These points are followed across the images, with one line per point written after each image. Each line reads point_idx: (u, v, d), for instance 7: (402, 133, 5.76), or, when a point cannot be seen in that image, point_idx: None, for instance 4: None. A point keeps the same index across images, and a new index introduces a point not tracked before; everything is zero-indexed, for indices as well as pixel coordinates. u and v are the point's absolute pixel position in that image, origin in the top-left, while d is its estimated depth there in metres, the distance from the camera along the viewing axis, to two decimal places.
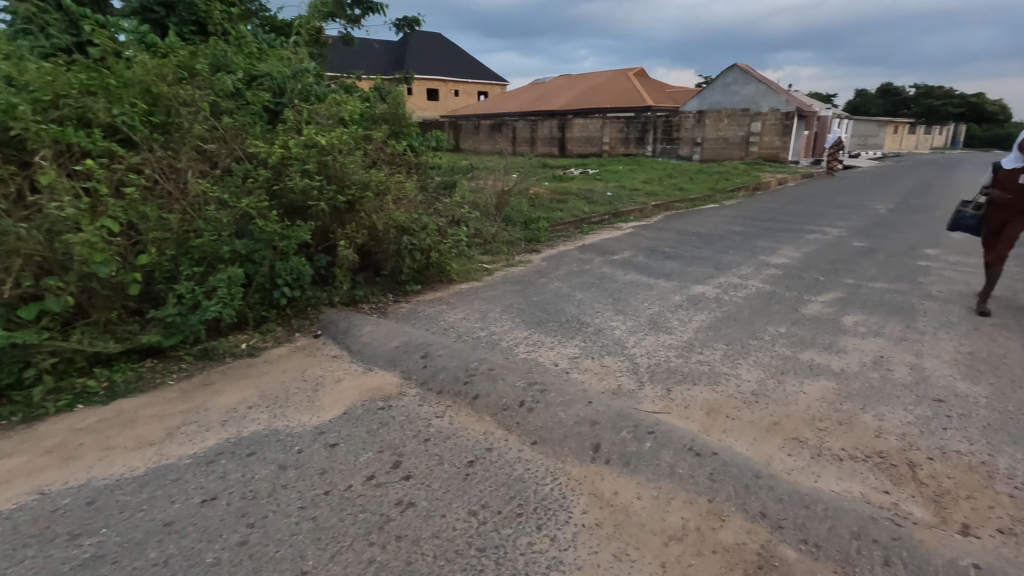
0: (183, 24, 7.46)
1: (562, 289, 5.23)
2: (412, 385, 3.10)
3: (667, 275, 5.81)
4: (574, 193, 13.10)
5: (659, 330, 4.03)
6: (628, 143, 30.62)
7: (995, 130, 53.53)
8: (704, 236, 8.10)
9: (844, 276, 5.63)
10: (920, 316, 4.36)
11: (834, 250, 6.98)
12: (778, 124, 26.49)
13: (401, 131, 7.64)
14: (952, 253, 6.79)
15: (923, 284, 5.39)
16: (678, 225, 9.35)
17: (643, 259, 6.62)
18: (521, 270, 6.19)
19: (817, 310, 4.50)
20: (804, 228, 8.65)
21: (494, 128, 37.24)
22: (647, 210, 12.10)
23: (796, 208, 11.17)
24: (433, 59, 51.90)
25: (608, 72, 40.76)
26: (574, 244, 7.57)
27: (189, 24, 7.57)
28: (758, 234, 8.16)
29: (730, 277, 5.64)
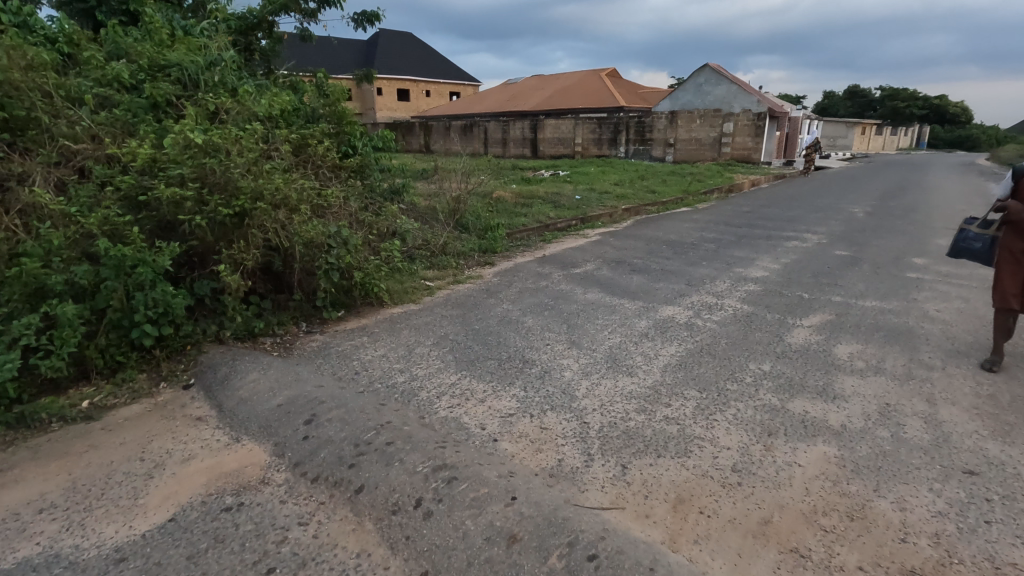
0: (111, 14, 6.73)
1: (511, 314, 4.48)
2: (282, 467, 2.30)
3: (633, 292, 5.12)
4: (541, 196, 12.40)
5: (618, 369, 3.31)
6: (601, 144, 30.17)
7: (958, 131, 54.74)
8: (675, 245, 7.45)
9: (830, 292, 5.00)
10: (922, 344, 3.74)
11: (815, 260, 6.39)
12: (750, 125, 26.28)
13: (344, 131, 7.11)
14: (942, 262, 6.25)
15: (918, 301, 4.79)
16: (648, 231, 8.70)
17: (607, 273, 5.93)
18: (468, 288, 5.42)
19: (804, 338, 3.84)
20: (782, 234, 8.07)
21: (466, 129, 36.51)
22: (618, 213, 11.51)
23: (771, 212, 10.65)
24: (404, 59, 50.85)
25: (581, 72, 40.33)
26: (533, 256, 6.83)
27: (119, 14, 6.85)
28: (733, 242, 7.54)
29: (703, 295, 4.97)
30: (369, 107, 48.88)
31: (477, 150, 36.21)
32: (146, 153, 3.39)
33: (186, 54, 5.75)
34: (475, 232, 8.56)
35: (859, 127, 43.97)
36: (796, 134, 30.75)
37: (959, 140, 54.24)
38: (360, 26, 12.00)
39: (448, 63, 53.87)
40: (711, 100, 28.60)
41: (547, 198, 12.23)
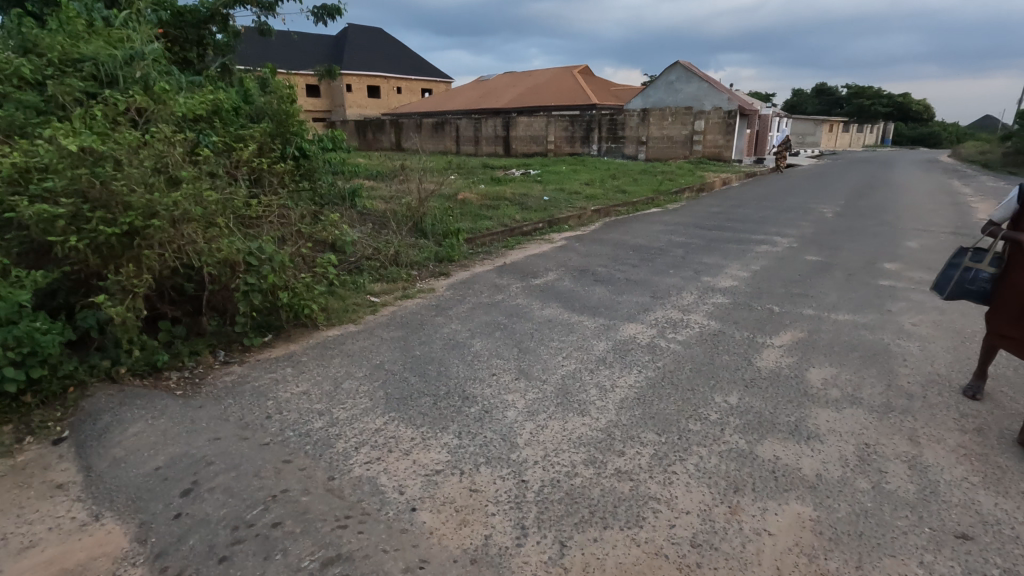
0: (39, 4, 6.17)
1: (459, 336, 4.07)
2: (140, 559, 1.86)
3: (595, 307, 4.76)
4: (508, 198, 12.01)
5: (569, 406, 2.93)
6: (573, 142, 29.95)
7: (921, 129, 56.08)
8: (642, 250, 7.14)
9: (802, 305, 4.72)
10: (900, 367, 3.45)
11: (786, 267, 6.14)
12: (720, 123, 26.31)
13: (289, 134, 6.60)
14: (914, 268, 6.04)
15: (892, 314, 4.53)
16: (616, 235, 8.38)
17: (569, 285, 5.56)
18: (417, 304, 5.00)
19: (774, 361, 3.52)
20: (751, 238, 7.84)
21: (438, 126, 35.95)
22: (587, 214, 11.21)
23: (740, 214, 10.45)
24: (374, 54, 49.89)
25: (554, 70, 40.10)
26: (492, 265, 6.43)
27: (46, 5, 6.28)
28: (702, 248, 7.26)
29: (668, 309, 4.63)
30: (339, 104, 47.86)
31: (449, 148, 35.72)
32: (15, 161, 2.90)
33: (104, 48, 5.17)
34: (434, 238, 8.13)
35: (826, 125, 44.70)
36: (766, 131, 30.98)
37: (922, 137, 55.61)
38: (318, 20, 11.42)
39: (419, 59, 53.06)
40: (682, 98, 28.57)
41: (515, 200, 11.84)
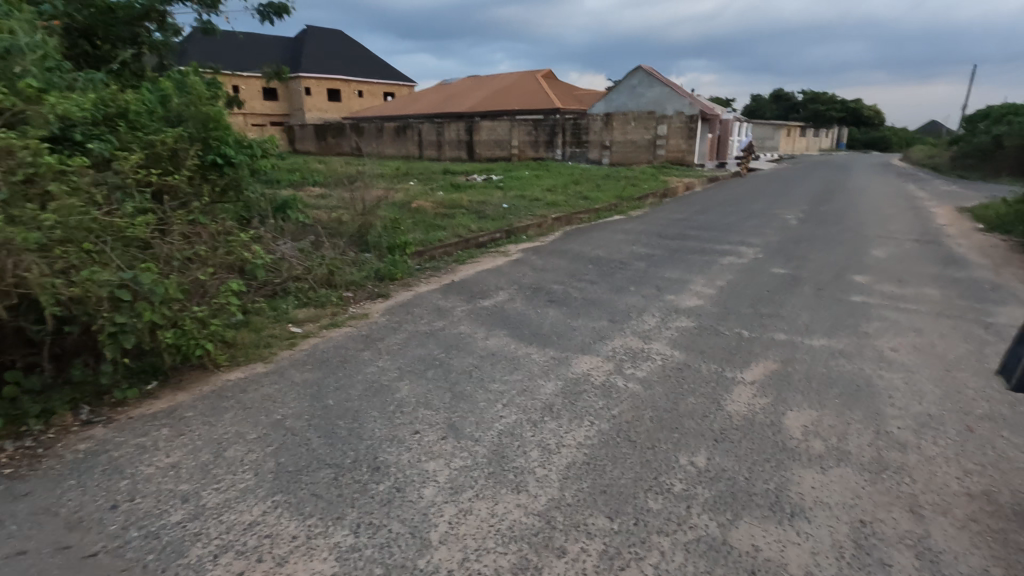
0: None
1: (385, 377, 3.48)
2: None
3: (546, 334, 4.24)
4: (465, 205, 11.45)
5: (503, 478, 2.38)
6: (537, 146, 29.64)
7: (873, 133, 57.99)
8: (602, 264, 6.67)
9: (772, 328, 4.30)
10: (885, 407, 3.03)
11: (754, 281, 5.75)
12: (683, 128, 26.33)
13: (210, 141, 5.76)
14: (884, 281, 5.74)
15: (869, 336, 4.15)
16: (575, 246, 7.91)
17: (520, 306, 5.04)
18: (345, 333, 4.38)
19: (746, 403, 3.06)
20: (715, 249, 7.47)
21: (400, 130, 35.16)
22: (548, 223, 10.75)
23: (704, 221, 10.13)
24: (334, 57, 48.65)
25: (517, 74, 39.79)
26: (438, 284, 5.85)
27: None
28: (665, 260, 6.84)
29: (627, 336, 4.15)
30: (297, 107, 46.50)
31: (411, 153, 34.97)
32: None
33: None
34: (380, 252, 7.51)
35: (784, 129, 45.68)
36: (727, 136, 31.22)
37: (874, 141, 57.49)
38: (261, 18, 10.59)
39: (381, 62, 52.10)
40: (645, 102, 28.53)
41: (472, 207, 11.28)
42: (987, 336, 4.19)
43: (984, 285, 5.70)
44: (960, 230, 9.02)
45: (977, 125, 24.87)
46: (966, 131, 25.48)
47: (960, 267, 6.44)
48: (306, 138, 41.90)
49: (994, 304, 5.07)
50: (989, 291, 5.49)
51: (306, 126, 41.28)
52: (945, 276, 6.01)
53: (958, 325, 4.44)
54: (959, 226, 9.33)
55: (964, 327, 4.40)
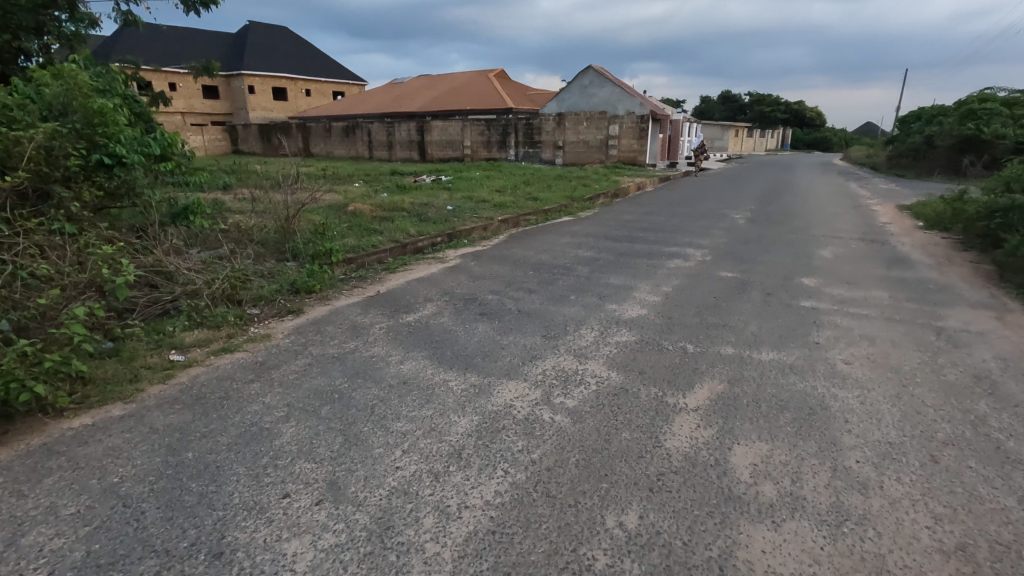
0: None
1: (269, 417, 2.90)
2: None
3: (471, 355, 3.74)
4: (407, 208, 10.84)
5: (382, 561, 1.86)
6: (489, 147, 29.24)
7: (816, 134, 60.21)
8: (544, 270, 6.25)
9: (719, 341, 3.93)
10: (840, 436, 2.67)
11: (701, 287, 5.42)
12: (634, 128, 26.38)
13: (97, 139, 4.98)
14: (833, 284, 5.51)
15: (820, 347, 3.84)
16: (518, 251, 7.46)
17: (448, 321, 4.53)
18: (237, 360, 3.76)
19: (687, 437, 2.64)
20: (662, 252, 7.16)
21: (348, 130, 34.06)
22: (494, 226, 10.29)
23: (653, 222, 9.87)
24: (279, 54, 46.81)
25: (470, 73, 39.24)
26: (361, 296, 5.27)
27: None
28: (609, 265, 6.47)
29: (561, 355, 3.69)
30: (240, 106, 44.53)
31: (361, 153, 33.97)
32: None
33: None
34: (303, 261, 6.85)
35: (732, 129, 46.73)
36: (678, 136, 31.54)
37: (817, 141, 59.72)
38: (182, 5, 9.58)
39: (330, 60, 50.54)
40: (597, 102, 28.45)
41: (414, 210, 10.69)
42: (941, 344, 3.94)
43: (930, 286, 5.54)
44: (903, 228, 9.04)
45: (910, 126, 25.91)
46: (902, 132, 26.49)
47: (906, 267, 6.31)
48: (250, 138, 40.16)
49: (942, 307, 4.89)
50: (935, 292, 5.33)
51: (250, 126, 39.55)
52: (891, 277, 5.85)
53: (909, 332, 4.19)
54: (901, 224, 9.36)
55: (916, 333, 4.16)
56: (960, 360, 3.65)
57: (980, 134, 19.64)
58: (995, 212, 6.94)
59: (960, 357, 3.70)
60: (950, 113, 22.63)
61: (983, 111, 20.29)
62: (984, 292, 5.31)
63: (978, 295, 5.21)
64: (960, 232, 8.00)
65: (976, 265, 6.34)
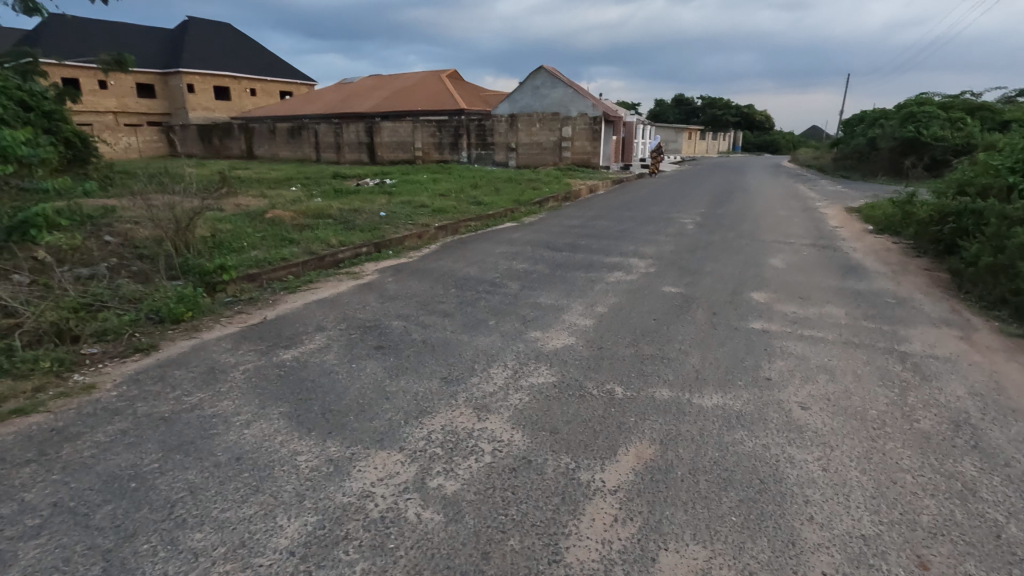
0: None
1: (12, 530, 2.03)
2: None
3: (342, 411, 2.92)
4: (334, 214, 9.88)
5: None
6: (441, 149, 28.41)
7: (765, 137, 61.80)
8: (468, 287, 5.51)
9: (654, 381, 3.24)
10: (798, 530, 2.01)
11: (642, 306, 4.75)
12: (587, 129, 26.00)
13: None
14: (784, 299, 4.96)
15: (772, 385, 3.21)
16: (445, 265, 6.67)
17: (333, 359, 3.69)
18: (31, 425, 2.84)
19: (597, 544, 1.92)
20: (603, 263, 6.52)
21: (294, 131, 32.56)
22: (430, 233, 9.57)
23: (598, 228, 9.26)
24: (220, 51, 44.58)
25: (422, 73, 38.28)
26: (240, 326, 4.40)
27: None
28: (543, 280, 5.78)
29: (457, 407, 2.92)
30: (178, 106, 42.14)
31: (308, 155, 32.54)
32: None
33: None
34: (189, 279, 5.86)
35: (686, 132, 47.23)
36: (631, 138, 31.39)
37: (766, 144, 61.24)
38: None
39: (276, 59, 48.56)
40: (550, 103, 27.70)
41: (341, 216, 9.75)
42: (909, 376, 3.37)
43: (887, 299, 5.06)
44: (853, 232, 8.72)
45: (854, 129, 26.46)
46: (847, 134, 27.06)
47: (860, 277, 5.84)
48: (188, 139, 38.02)
49: (903, 325, 4.37)
50: (894, 307, 4.83)
51: (188, 126, 37.38)
52: (845, 289, 5.36)
53: (871, 360, 3.62)
54: (851, 228, 9.07)
55: (878, 362, 3.58)
56: (931, 398, 3.08)
57: (920, 137, 20.07)
58: (947, 217, 6.60)
59: (931, 394, 3.13)
60: (891, 117, 23.12)
61: (923, 114, 20.76)
62: (943, 306, 4.84)
63: (939, 311, 4.73)
64: (911, 236, 7.67)
65: (932, 274, 5.93)
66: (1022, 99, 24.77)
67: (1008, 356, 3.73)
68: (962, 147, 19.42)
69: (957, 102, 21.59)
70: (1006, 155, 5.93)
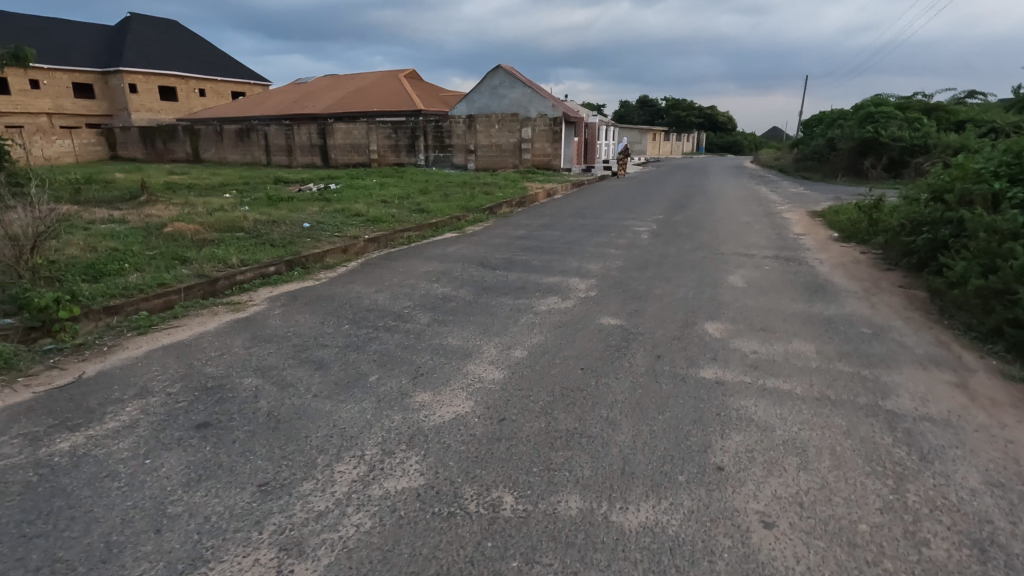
0: None
1: None
2: None
3: (72, 562, 1.89)
4: (247, 226, 8.71)
5: None
6: (397, 151, 27.22)
7: (728, 138, 62.29)
8: (367, 323, 4.50)
9: (561, 481, 2.30)
10: None
11: (571, 347, 3.82)
12: (546, 130, 25.19)
13: None
14: (743, 333, 4.10)
15: (725, 483, 2.30)
16: (354, 290, 5.65)
17: (125, 448, 2.63)
18: None
19: None
20: (538, 285, 5.58)
21: (242, 134, 30.92)
22: (356, 246, 8.50)
23: (543, 240, 8.34)
24: (165, 50, 42.29)
25: (379, 74, 37.02)
26: (35, 393, 3.28)
27: None
28: (461, 310, 4.80)
29: (253, 550, 1.92)
30: (119, 108, 39.79)
31: (257, 159, 30.90)
32: None
33: None
34: (20, 317, 4.69)
35: (650, 133, 47.09)
36: (594, 139, 30.75)
37: (729, 144, 61.84)
38: None
39: (227, 58, 46.48)
40: (508, 103, 26.62)
41: (255, 229, 8.59)
42: (902, 456, 2.52)
43: (863, 329, 4.25)
44: (817, 240, 8.01)
45: (814, 130, 26.31)
46: (807, 135, 26.93)
47: (829, 298, 5.05)
48: (130, 142, 35.84)
49: (887, 365, 3.56)
50: (872, 339, 4.03)
51: (129, 128, 35.23)
52: (814, 316, 4.54)
53: (852, 428, 2.77)
54: (815, 236, 8.36)
55: (862, 432, 2.73)
56: (938, 497, 2.23)
57: (878, 137, 19.86)
58: (921, 226, 5.89)
59: (936, 489, 2.28)
60: (849, 117, 23.08)
61: (880, 115, 20.60)
62: (928, 336, 4.07)
63: (924, 344, 3.95)
64: (880, 246, 7.00)
65: (908, 294, 5.20)
66: (973, 99, 24.99)
67: (1020, 414, 2.93)
68: (919, 146, 19.36)
69: (913, 101, 21.64)
70: (988, 158, 5.25)
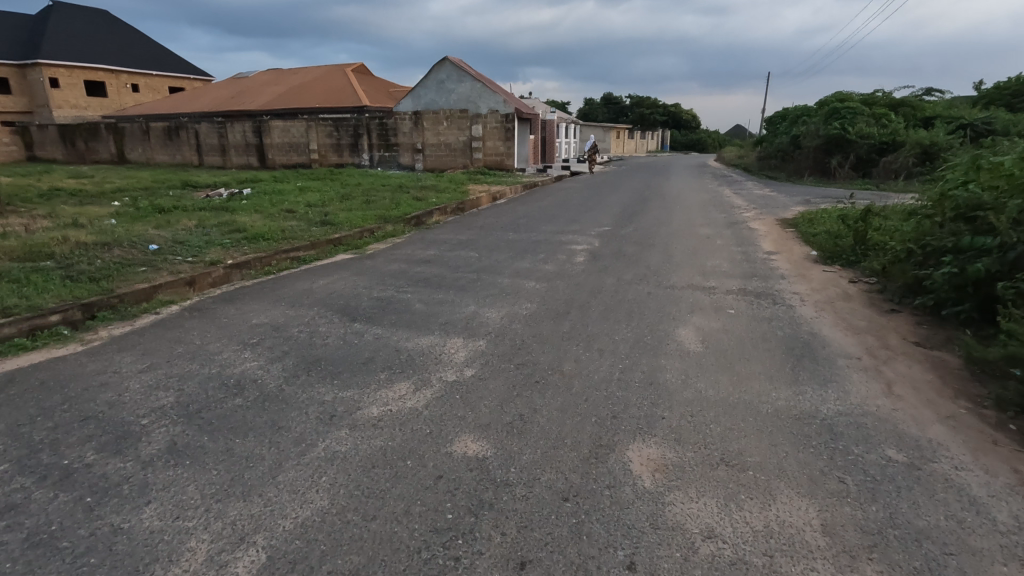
0: None
1: None
2: None
3: None
4: (59, 253, 6.56)
5: None
6: (338, 150, 24.93)
7: (692, 136, 61.60)
8: (42, 462, 2.52)
9: None
10: None
11: (361, 539, 1.96)
12: (499, 128, 23.38)
13: None
14: (687, 478, 2.31)
15: None
16: (113, 368, 3.65)
17: None
18: None
19: None
20: (394, 356, 3.69)
21: (169, 132, 28.11)
22: (206, 276, 6.46)
23: (449, 266, 6.47)
24: (90, 41, 38.79)
25: (325, 68, 34.60)
26: None
27: None
28: (234, 420, 2.87)
29: None
30: (39, 104, 36.21)
31: (187, 159, 28.12)
32: None
33: None
34: None
35: (613, 131, 45.77)
36: (551, 137, 29.17)
37: (693, 142, 61.05)
38: None
39: (162, 52, 43.21)
40: (455, 99, 24.67)
41: (68, 256, 6.45)
42: None
43: (891, 453, 2.53)
44: (792, 262, 6.37)
45: (778, 127, 25.23)
46: (770, 132, 25.82)
47: (824, 375, 3.34)
48: (48, 141, 32.44)
49: (958, 571, 1.83)
50: (909, 483, 2.30)
51: (46, 126, 31.89)
52: (806, 420, 2.80)
53: None
54: (788, 255, 6.73)
55: None
56: None
57: (845, 134, 18.68)
58: (942, 254, 4.28)
59: None
60: (813, 114, 21.99)
61: (846, 110, 19.50)
62: (1002, 472, 2.37)
63: (1000, 491, 2.26)
64: (875, 274, 5.39)
65: (934, 361, 3.55)
66: (933, 96, 24.30)
67: None
68: (887, 144, 18.22)
69: (878, 97, 20.65)
70: None
